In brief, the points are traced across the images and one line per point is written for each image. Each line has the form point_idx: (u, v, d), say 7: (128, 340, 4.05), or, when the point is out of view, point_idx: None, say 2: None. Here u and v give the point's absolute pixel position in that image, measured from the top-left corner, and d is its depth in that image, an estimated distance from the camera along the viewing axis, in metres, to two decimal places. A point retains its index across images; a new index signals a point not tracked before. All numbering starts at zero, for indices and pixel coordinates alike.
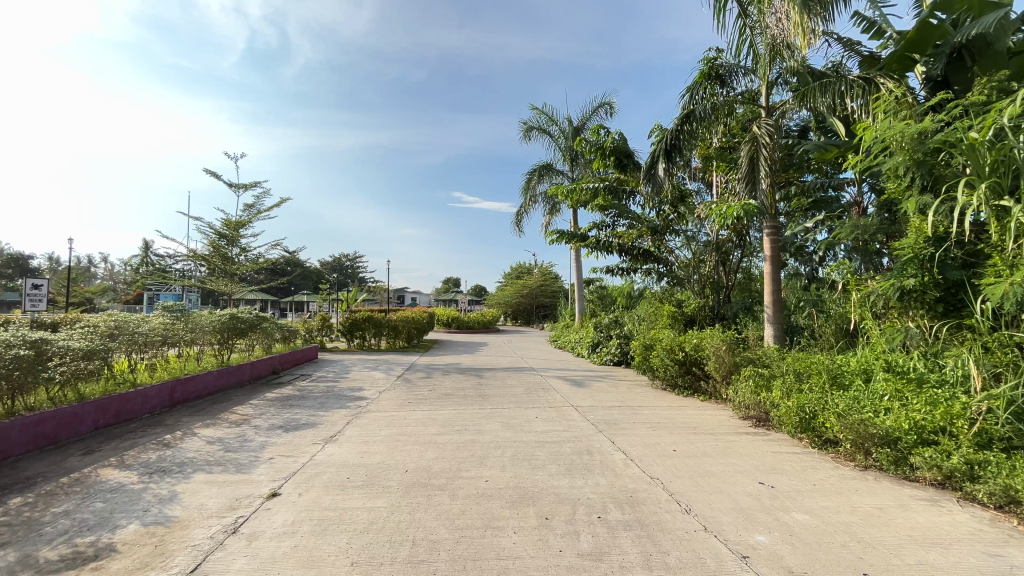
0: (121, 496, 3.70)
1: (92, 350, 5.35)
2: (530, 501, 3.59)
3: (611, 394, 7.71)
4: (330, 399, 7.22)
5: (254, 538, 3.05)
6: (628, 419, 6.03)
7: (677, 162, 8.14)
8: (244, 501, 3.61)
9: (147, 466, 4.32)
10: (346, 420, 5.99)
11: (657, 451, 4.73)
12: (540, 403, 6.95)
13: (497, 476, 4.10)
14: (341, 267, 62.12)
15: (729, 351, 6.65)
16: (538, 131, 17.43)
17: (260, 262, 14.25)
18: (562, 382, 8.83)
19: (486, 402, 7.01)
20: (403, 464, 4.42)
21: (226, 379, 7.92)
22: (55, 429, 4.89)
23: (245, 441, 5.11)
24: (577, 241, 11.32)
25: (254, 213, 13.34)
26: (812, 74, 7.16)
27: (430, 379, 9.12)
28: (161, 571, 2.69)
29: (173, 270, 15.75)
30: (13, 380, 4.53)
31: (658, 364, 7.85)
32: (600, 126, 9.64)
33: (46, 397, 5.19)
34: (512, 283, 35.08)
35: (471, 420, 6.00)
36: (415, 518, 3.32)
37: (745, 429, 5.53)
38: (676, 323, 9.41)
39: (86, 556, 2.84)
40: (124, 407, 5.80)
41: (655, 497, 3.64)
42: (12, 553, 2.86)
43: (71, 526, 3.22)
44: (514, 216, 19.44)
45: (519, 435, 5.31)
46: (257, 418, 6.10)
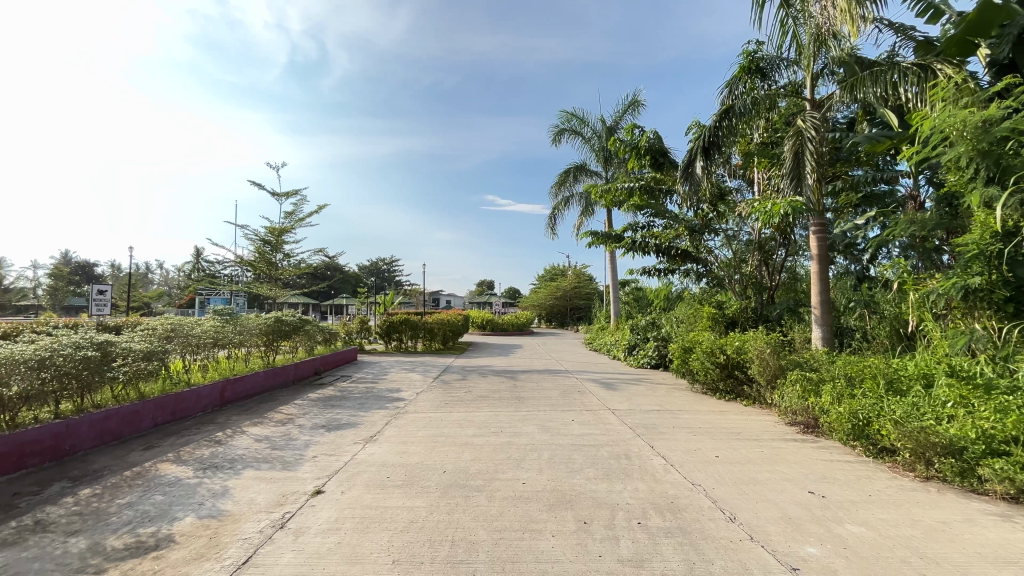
0: (178, 489, 3.91)
1: (150, 351, 5.71)
2: (568, 505, 3.56)
3: (649, 398, 7.55)
4: (369, 400, 7.38)
5: (301, 533, 3.15)
6: (667, 423, 5.89)
7: (716, 158, 7.92)
8: (291, 497, 3.75)
9: (201, 462, 4.55)
10: (385, 421, 6.12)
11: (698, 457, 4.61)
12: (576, 406, 6.89)
13: (535, 479, 4.09)
14: (378, 271, 63.66)
15: (774, 354, 6.39)
16: (570, 132, 17.36)
17: (302, 268, 14.76)
18: (598, 385, 8.73)
19: (521, 405, 7.00)
20: (441, 464, 4.47)
21: (272, 380, 8.24)
22: (119, 425, 5.22)
23: (290, 439, 5.30)
24: (612, 242, 11.18)
25: (295, 220, 13.86)
26: (860, 63, 6.80)
27: (466, 381, 9.20)
28: (216, 562, 2.82)
29: (221, 276, 16.52)
30: (82, 379, 4.87)
31: (697, 367, 7.64)
32: (634, 124, 9.48)
33: (110, 395, 5.55)
34: (546, 285, 34.98)
35: (507, 422, 6.02)
36: (454, 519, 3.34)
37: (791, 436, 5.31)
38: (716, 325, 9.13)
39: (148, 545, 3.02)
40: (180, 405, 6.14)
41: (696, 504, 3.54)
42: (83, 541, 3.07)
43: (134, 517, 3.42)
44: (547, 218, 19.44)
45: (556, 438, 5.28)
46: (301, 417, 6.32)
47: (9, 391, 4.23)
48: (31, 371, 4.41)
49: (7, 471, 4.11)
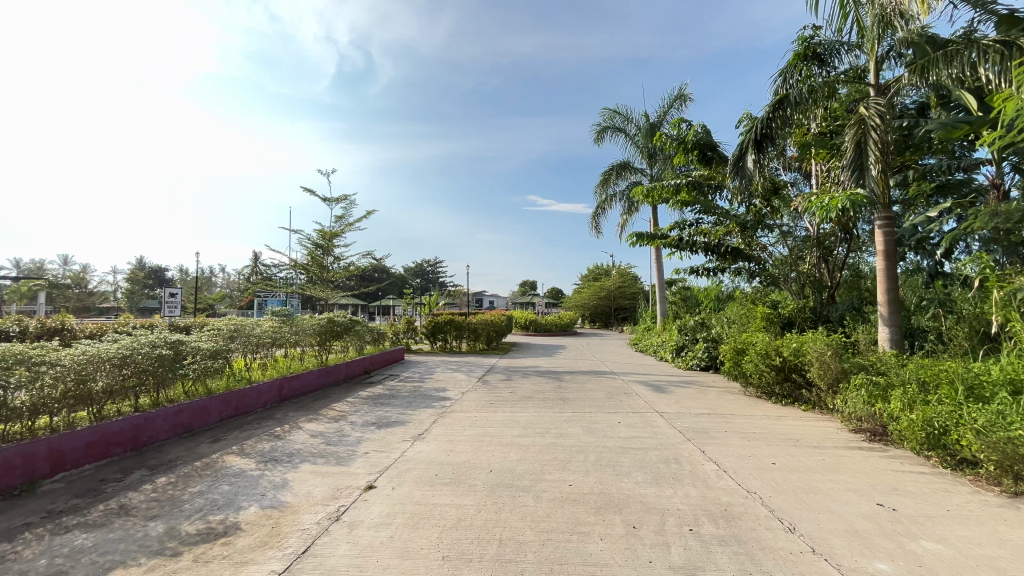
0: (243, 480, 4.15)
1: (216, 350, 6.10)
2: (615, 509, 3.50)
3: (699, 401, 7.30)
4: (416, 399, 7.57)
5: (355, 526, 3.27)
6: (719, 428, 5.68)
7: (769, 151, 7.56)
8: (345, 491, 3.89)
9: (262, 455, 4.81)
10: (432, 419, 6.25)
11: (753, 464, 4.41)
12: (623, 409, 6.77)
13: (581, 481, 4.05)
14: (423, 272, 65.24)
15: (836, 356, 6.03)
16: (613, 130, 17.08)
17: (352, 270, 15.32)
18: (645, 387, 8.53)
19: (566, 406, 6.97)
20: (487, 464, 4.51)
21: (325, 378, 8.61)
22: (190, 419, 5.61)
23: (342, 435, 5.52)
24: (659, 240, 10.90)
25: (345, 224, 14.41)
26: (933, 42, 6.30)
27: (510, 381, 9.26)
28: (278, 550, 2.98)
29: (278, 279, 17.41)
30: (157, 375, 5.27)
31: (751, 370, 7.32)
32: (681, 119, 9.20)
33: (182, 391, 5.97)
34: (590, 285, 34.60)
35: (552, 423, 6.00)
36: (501, 518, 3.37)
37: (856, 444, 4.99)
38: (771, 325, 8.69)
39: (217, 532, 3.22)
40: (243, 401, 6.52)
41: (752, 512, 3.39)
42: (161, 525, 3.32)
43: (204, 505, 3.66)
44: (590, 218, 19.23)
45: (602, 440, 5.21)
46: (352, 414, 6.56)
47: (96, 386, 4.64)
48: (114, 367, 4.80)
49: (94, 459, 4.49)
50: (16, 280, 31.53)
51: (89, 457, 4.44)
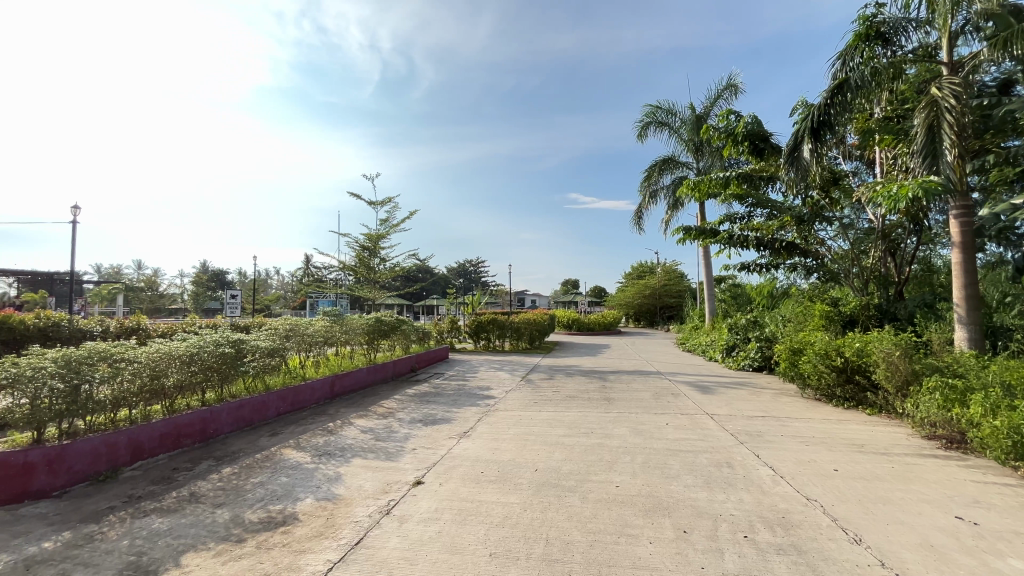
0: (299, 472, 4.36)
1: (273, 349, 6.43)
2: (664, 512, 3.41)
3: (752, 403, 6.99)
4: (461, 397, 7.68)
5: (405, 520, 3.36)
6: (775, 431, 5.43)
7: (827, 139, 7.15)
8: (394, 486, 4.01)
9: (317, 449, 5.02)
10: (477, 417, 6.33)
11: (813, 470, 4.17)
12: (670, 410, 6.60)
13: (628, 483, 3.97)
14: (466, 272, 66.10)
15: (905, 357, 5.65)
16: (656, 125, 16.66)
17: (397, 271, 15.74)
18: (694, 388, 8.27)
19: (611, 406, 6.88)
20: (533, 463, 4.51)
21: (374, 376, 8.88)
22: (251, 414, 5.94)
23: (391, 432, 5.68)
24: (707, 236, 10.53)
25: (390, 226, 14.82)
26: (1016, 14, 5.76)
27: (554, 380, 9.23)
28: (333, 540, 3.10)
29: (328, 280, 18.14)
30: (221, 371, 5.62)
31: (809, 371, 6.93)
32: (730, 109, 8.82)
33: (243, 387, 6.32)
34: (634, 283, 33.94)
35: (598, 423, 5.92)
36: (547, 518, 3.36)
37: (929, 452, 4.63)
38: (831, 324, 8.16)
39: (277, 521, 3.39)
40: (298, 397, 6.83)
41: (813, 521, 3.21)
42: (227, 513, 3.53)
43: (265, 495, 3.87)
44: (634, 215, 18.86)
45: (649, 442, 5.09)
46: (400, 411, 6.74)
47: (168, 381, 5.00)
48: (183, 364, 5.15)
49: (167, 449, 4.84)
50: (99, 283, 34.48)
51: (162, 447, 4.79)
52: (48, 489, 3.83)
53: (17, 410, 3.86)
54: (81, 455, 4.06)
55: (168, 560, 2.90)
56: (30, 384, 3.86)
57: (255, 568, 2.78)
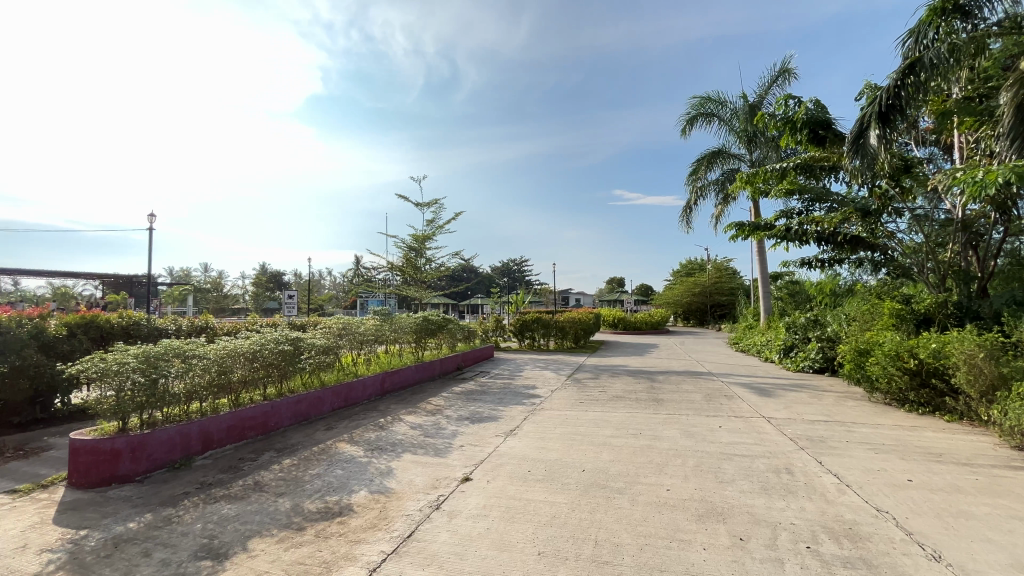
0: (353, 466, 4.53)
1: (328, 346, 6.71)
2: (719, 518, 3.29)
3: (812, 406, 6.62)
4: (507, 396, 7.73)
5: (454, 515, 3.42)
6: (839, 437, 5.11)
7: (897, 125, 6.66)
8: (443, 482, 4.09)
9: (369, 444, 5.20)
10: (523, 416, 6.35)
11: (884, 480, 3.89)
12: (723, 412, 6.36)
13: (680, 487, 3.86)
14: (510, 271, 66.46)
15: (991, 359, 5.12)
16: (705, 117, 16.08)
17: (443, 271, 16.05)
18: (748, 390, 7.92)
19: (661, 407, 6.71)
20: (580, 463, 4.47)
21: (422, 374, 9.12)
22: (308, 408, 6.23)
23: (439, 428, 5.80)
24: (762, 232, 10.06)
25: (436, 227, 15.14)
26: None
27: (600, 380, 9.13)
28: (387, 532, 3.20)
29: (378, 280, 18.78)
30: (280, 368, 5.93)
31: (877, 373, 6.50)
32: (787, 96, 8.36)
33: (301, 382, 6.65)
34: (682, 281, 32.95)
35: (646, 425, 5.79)
36: (596, 519, 3.32)
37: (1020, 464, 4.19)
38: (903, 323, 7.58)
39: (334, 511, 3.55)
40: (351, 393, 7.11)
41: (884, 534, 3.00)
42: (288, 502, 3.73)
43: (322, 486, 4.05)
44: (682, 211, 18.30)
45: (701, 445, 4.93)
46: (448, 409, 6.86)
47: (234, 376, 5.33)
48: (247, 360, 5.48)
49: (233, 440, 5.16)
50: (171, 284, 37.24)
51: (229, 438, 5.11)
52: (131, 474, 4.18)
53: (105, 401, 4.25)
54: (159, 444, 4.41)
55: (236, 544, 3.09)
56: (116, 378, 4.23)
57: (314, 556, 2.92)
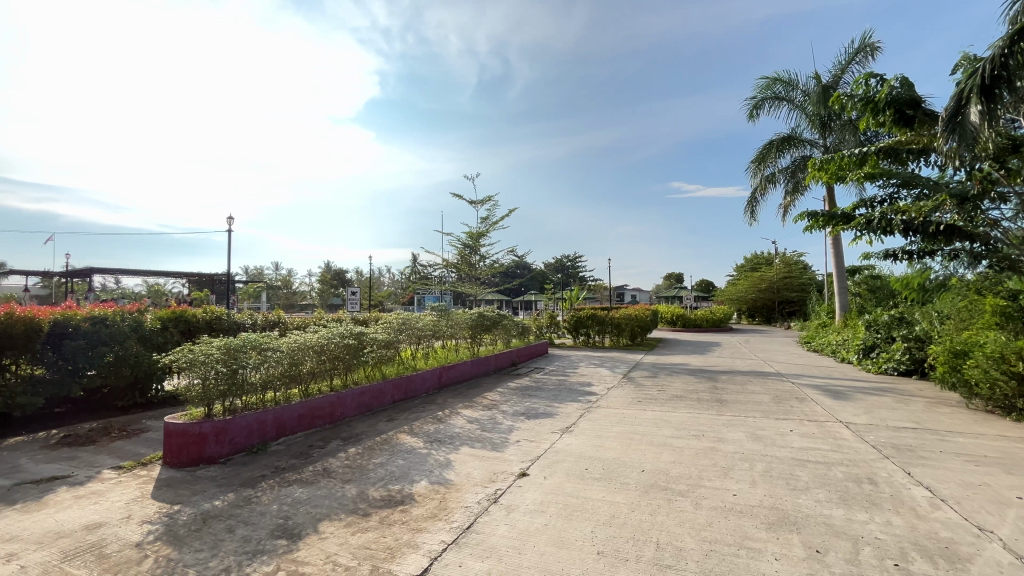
0: (414, 457, 4.68)
1: (388, 341, 6.95)
2: (791, 527, 3.09)
3: (898, 412, 6.07)
4: (563, 392, 7.69)
5: (512, 510, 3.45)
6: (931, 447, 4.65)
7: (1003, 99, 5.95)
8: (501, 476, 4.13)
9: (428, 436, 5.35)
10: (579, 413, 6.28)
11: (987, 496, 3.50)
12: (795, 415, 5.97)
13: (747, 492, 3.66)
14: (563, 267, 65.95)
15: None
16: (772, 101, 15.17)
17: (497, 267, 16.19)
18: (822, 392, 7.40)
19: (725, 408, 6.41)
20: (639, 463, 4.36)
21: (478, 369, 9.27)
22: (370, 400, 6.50)
23: (496, 423, 5.87)
24: (838, 223, 9.34)
25: (490, 224, 15.30)
26: None
27: (658, 379, 8.86)
28: (446, 522, 3.28)
29: (434, 277, 19.26)
30: (345, 360, 6.23)
31: (978, 377, 5.90)
32: (868, 74, 7.69)
33: (364, 374, 6.95)
34: (747, 276, 31.26)
35: (709, 426, 5.55)
36: (657, 521, 3.22)
37: None
38: (1010, 323, 6.77)
39: (397, 500, 3.68)
40: (410, 386, 7.34)
41: (987, 557, 2.70)
42: (354, 488, 3.91)
43: (385, 475, 4.22)
44: (747, 202, 17.37)
45: (771, 449, 4.66)
46: (503, 404, 6.92)
47: (304, 368, 5.66)
48: (315, 353, 5.79)
49: (304, 428, 5.48)
50: (247, 283, 40.19)
51: (301, 425, 5.43)
52: (216, 456, 4.56)
53: (193, 389, 4.64)
54: (240, 429, 4.77)
55: (308, 526, 3.28)
56: (202, 367, 4.61)
57: (379, 541, 3.04)
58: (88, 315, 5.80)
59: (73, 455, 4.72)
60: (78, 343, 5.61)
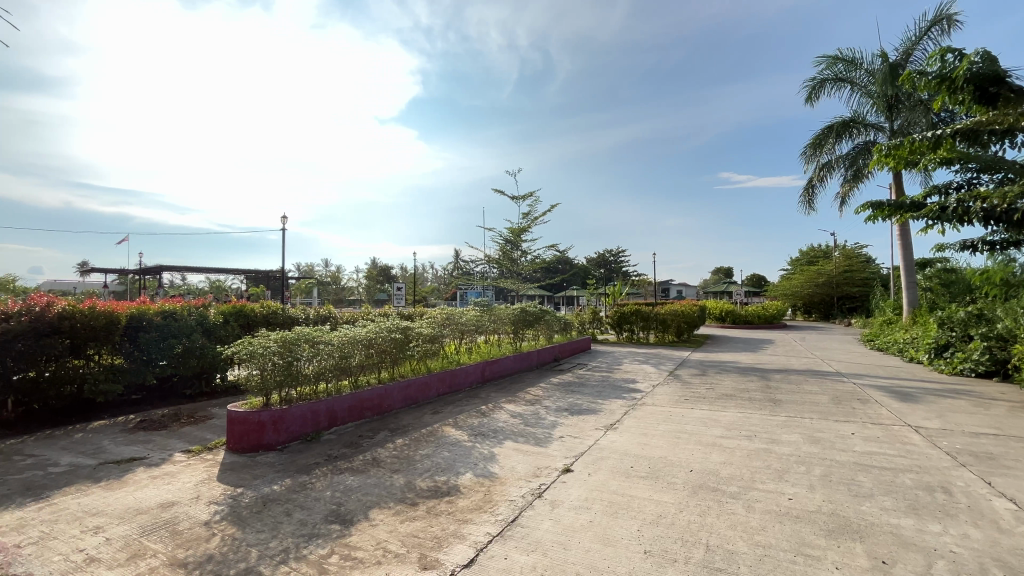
0: (458, 449, 4.76)
1: (432, 335, 7.09)
2: (854, 535, 2.92)
3: (976, 417, 5.59)
4: (607, 389, 7.59)
5: (557, 505, 3.44)
6: (1015, 455, 4.26)
7: None
8: (545, 471, 4.13)
9: (473, 429, 5.42)
10: (624, 411, 6.18)
11: None
12: (858, 418, 5.62)
13: (804, 496, 3.49)
14: (606, 261, 64.90)
15: None
16: (833, 83, 14.28)
17: (539, 263, 16.15)
18: (887, 394, 6.92)
19: (779, 409, 6.13)
20: (687, 463, 4.24)
21: (521, 364, 9.30)
22: (416, 392, 6.66)
23: (539, 418, 5.87)
24: (907, 212, 8.69)
25: (531, 220, 15.25)
26: None
27: (706, 377, 8.58)
28: (491, 515, 3.32)
29: (476, 273, 19.42)
30: (392, 354, 6.40)
31: None
32: (944, 49, 7.08)
33: (410, 368, 7.13)
34: (802, 270, 29.66)
35: (762, 426, 5.32)
36: (707, 523, 3.12)
37: None
38: None
39: (443, 491, 3.76)
40: (454, 379, 7.47)
41: None
42: (402, 478, 4.02)
43: (431, 466, 4.32)
44: (804, 191, 16.47)
45: (830, 452, 4.41)
46: (546, 399, 6.92)
47: (354, 361, 5.86)
48: (364, 347, 5.98)
49: (354, 418, 5.69)
50: (299, 278, 42.05)
51: (351, 416, 5.65)
52: (274, 444, 4.81)
53: (253, 379, 4.92)
54: (295, 419, 5.01)
55: (359, 512, 3.41)
56: (261, 359, 4.87)
57: (427, 530, 3.12)
58: (159, 310, 6.32)
59: (148, 438, 5.13)
60: (151, 335, 6.09)
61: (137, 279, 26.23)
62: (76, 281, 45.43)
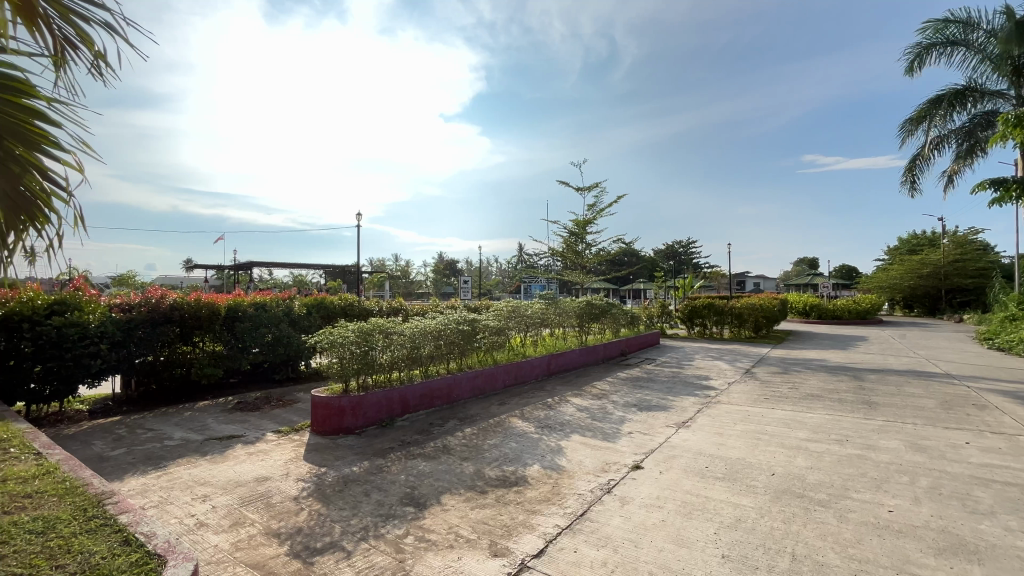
0: (525, 441, 4.79)
1: (498, 327, 7.16)
2: (970, 556, 2.60)
3: None
4: (678, 385, 7.30)
5: (626, 502, 3.36)
6: None
7: None
8: (614, 466, 4.05)
9: (539, 421, 5.43)
10: (696, 408, 5.92)
11: None
12: (973, 425, 4.98)
13: (908, 509, 3.15)
14: (675, 253, 62.29)
15: None
16: (942, 48, 12.66)
17: (603, 255, 15.81)
18: (1011, 399, 6.07)
19: (874, 412, 5.58)
20: (768, 465, 3.98)
21: (587, 358, 9.18)
22: (482, 382, 6.77)
23: (606, 413, 5.76)
24: None
25: (595, 211, 14.94)
26: None
27: (789, 376, 8.00)
28: (560, 507, 3.31)
29: (541, 266, 19.34)
30: (459, 345, 6.55)
31: None
32: None
33: (477, 359, 7.27)
34: (902, 259, 26.70)
35: (856, 431, 4.87)
36: (792, 531, 2.92)
37: None
38: None
39: (511, 481, 3.79)
40: (521, 371, 7.53)
41: None
42: (471, 467, 4.12)
43: (499, 456, 4.38)
44: (907, 171, 14.77)
45: (938, 462, 3.95)
46: (613, 394, 6.78)
47: (424, 351, 6.07)
48: (433, 338, 6.18)
49: (425, 406, 5.91)
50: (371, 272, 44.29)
51: (422, 404, 5.87)
52: (353, 428, 5.11)
53: (334, 367, 5.25)
54: (372, 405, 5.28)
55: (431, 497, 3.53)
56: (341, 348, 5.18)
57: (497, 519, 3.17)
58: (252, 302, 6.90)
59: (244, 418, 5.64)
60: (245, 324, 6.68)
61: (231, 274, 28.76)
62: (182, 277, 50.68)
